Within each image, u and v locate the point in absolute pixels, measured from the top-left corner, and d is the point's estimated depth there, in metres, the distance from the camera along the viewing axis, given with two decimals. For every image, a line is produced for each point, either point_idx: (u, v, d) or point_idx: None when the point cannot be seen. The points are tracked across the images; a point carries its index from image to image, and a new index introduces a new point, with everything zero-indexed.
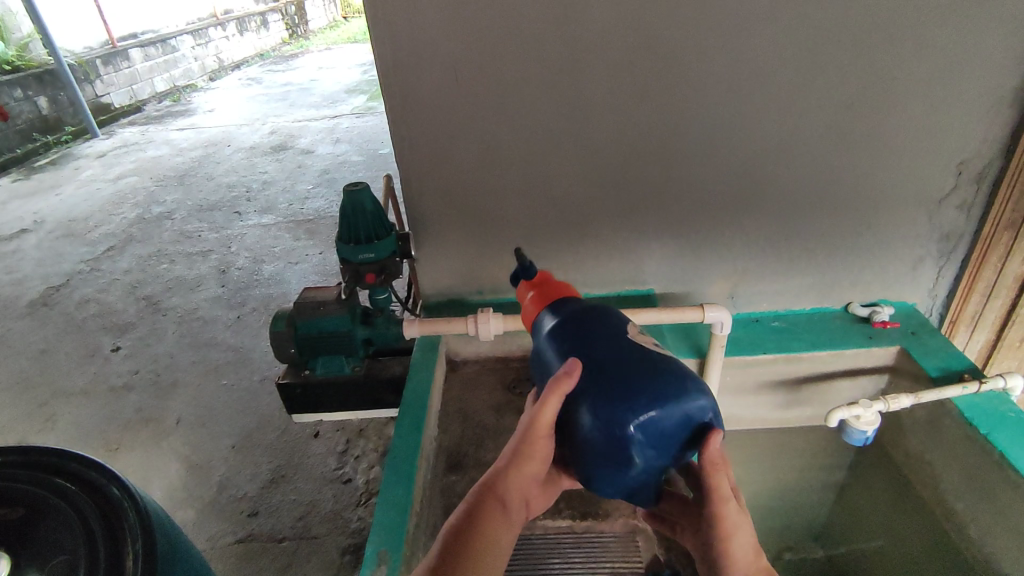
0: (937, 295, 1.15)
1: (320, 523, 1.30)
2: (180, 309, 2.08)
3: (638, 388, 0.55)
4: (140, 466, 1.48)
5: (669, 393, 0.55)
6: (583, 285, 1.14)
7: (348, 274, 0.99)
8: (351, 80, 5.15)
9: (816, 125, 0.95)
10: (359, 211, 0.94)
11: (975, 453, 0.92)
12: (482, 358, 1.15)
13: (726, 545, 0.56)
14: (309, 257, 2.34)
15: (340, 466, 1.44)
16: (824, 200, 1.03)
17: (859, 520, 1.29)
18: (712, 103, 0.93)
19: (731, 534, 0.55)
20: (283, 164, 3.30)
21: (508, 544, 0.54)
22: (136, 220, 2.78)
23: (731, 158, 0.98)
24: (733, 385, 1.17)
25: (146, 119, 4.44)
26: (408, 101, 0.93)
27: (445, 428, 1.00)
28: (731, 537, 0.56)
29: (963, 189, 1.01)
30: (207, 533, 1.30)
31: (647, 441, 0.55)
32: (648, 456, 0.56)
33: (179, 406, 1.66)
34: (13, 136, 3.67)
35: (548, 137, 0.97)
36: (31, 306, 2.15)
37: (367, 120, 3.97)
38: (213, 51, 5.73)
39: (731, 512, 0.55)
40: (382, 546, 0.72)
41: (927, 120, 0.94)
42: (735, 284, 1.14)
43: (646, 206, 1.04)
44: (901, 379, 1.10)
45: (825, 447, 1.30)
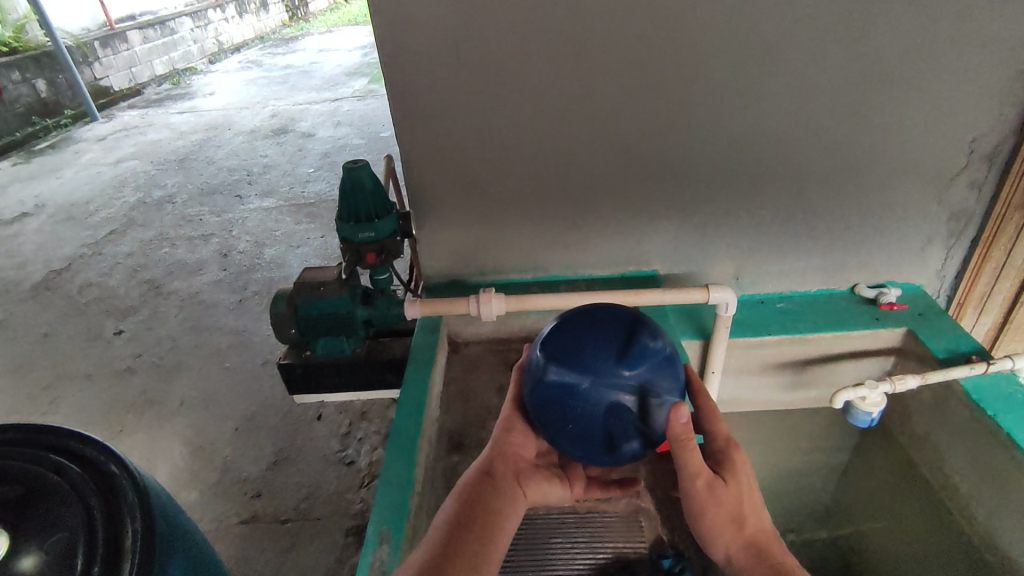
0: (945, 277, 1.14)
1: (323, 505, 1.30)
2: (181, 293, 2.07)
3: (559, 318, 0.64)
4: (144, 449, 1.48)
5: (584, 312, 0.64)
6: (588, 266, 1.13)
7: (348, 254, 0.97)
8: (351, 62, 5.10)
9: (824, 102, 0.93)
10: (359, 190, 0.93)
11: (981, 435, 0.91)
12: (483, 339, 1.14)
13: (698, 519, 0.59)
14: (311, 240, 2.33)
15: (342, 448, 1.44)
16: (833, 179, 1.01)
17: (863, 502, 1.29)
18: (718, 79, 0.91)
19: (703, 514, 0.58)
20: (284, 147, 3.27)
21: (493, 498, 0.58)
22: (136, 204, 2.76)
23: (738, 135, 0.96)
24: (737, 368, 1.16)
25: (146, 102, 4.41)
26: (409, 78, 0.91)
27: (447, 409, 1.00)
28: (703, 513, 0.58)
29: (974, 168, 0.99)
30: (211, 514, 1.30)
31: (566, 348, 0.61)
32: (571, 367, 0.60)
33: (182, 388, 1.66)
34: (12, 119, 3.64)
35: (550, 114, 0.95)
36: (33, 290, 2.15)
37: (368, 103, 3.94)
38: (213, 34, 5.67)
39: (699, 491, 0.57)
40: (383, 526, 0.72)
41: (939, 96, 0.92)
42: (741, 265, 1.12)
43: (651, 186, 1.02)
44: (908, 361, 1.09)
45: (828, 429, 1.29)
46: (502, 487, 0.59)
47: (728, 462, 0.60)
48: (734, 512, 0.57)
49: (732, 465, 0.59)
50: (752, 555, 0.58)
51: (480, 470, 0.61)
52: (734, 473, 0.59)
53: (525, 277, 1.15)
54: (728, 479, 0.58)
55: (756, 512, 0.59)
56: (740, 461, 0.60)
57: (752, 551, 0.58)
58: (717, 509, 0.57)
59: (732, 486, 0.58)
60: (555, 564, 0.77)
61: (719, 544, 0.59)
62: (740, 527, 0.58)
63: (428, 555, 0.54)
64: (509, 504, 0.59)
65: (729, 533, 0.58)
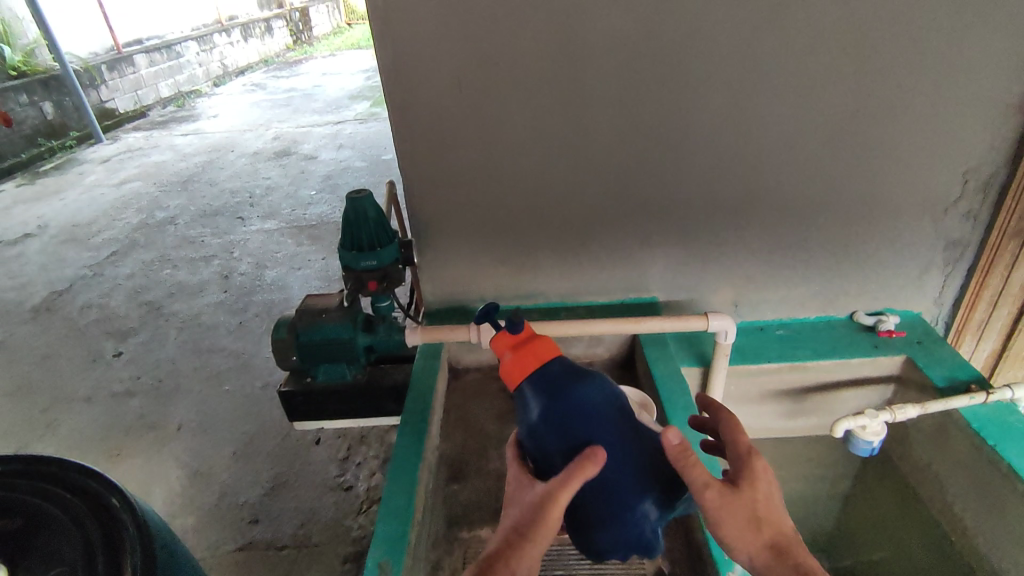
0: (942, 304, 1.14)
1: (321, 531, 1.29)
2: (182, 314, 2.07)
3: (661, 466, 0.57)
4: (141, 473, 1.47)
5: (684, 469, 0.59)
6: (588, 292, 1.14)
7: (350, 281, 0.98)
8: (353, 86, 5.17)
9: (821, 133, 0.95)
10: (362, 219, 0.94)
11: (981, 464, 0.91)
12: (484, 366, 1.14)
13: (716, 528, 0.54)
14: (312, 263, 2.34)
15: (341, 473, 1.43)
16: (829, 207, 1.02)
17: (866, 531, 1.28)
18: (715, 111, 0.93)
19: (717, 521, 0.53)
20: (286, 170, 3.30)
21: None
22: (138, 225, 2.78)
23: (736, 165, 0.98)
24: (737, 395, 1.16)
25: (151, 124, 4.46)
26: (412, 110, 0.93)
27: (447, 437, 1.00)
28: (716, 523, 0.53)
29: (969, 198, 1.01)
30: (208, 540, 1.29)
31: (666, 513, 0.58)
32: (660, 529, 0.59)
33: (180, 412, 1.65)
34: (18, 141, 3.68)
35: (551, 143, 0.96)
36: (33, 311, 2.16)
37: (370, 126, 3.99)
38: (218, 57, 5.77)
39: (709, 497, 0.53)
40: (382, 557, 0.71)
41: (932, 127, 0.94)
42: (739, 292, 1.13)
43: (650, 214, 1.04)
44: (907, 389, 1.09)
45: (829, 456, 1.29)
46: None
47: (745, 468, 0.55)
48: (750, 518, 0.53)
49: (748, 469, 0.55)
50: (771, 557, 0.53)
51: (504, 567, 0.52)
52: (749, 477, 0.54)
53: (525, 303, 1.15)
54: (741, 485, 0.54)
55: (775, 514, 0.54)
56: (755, 464, 0.55)
57: (771, 553, 0.53)
58: (730, 516, 0.53)
59: (745, 491, 0.53)
60: None
61: (738, 547, 0.54)
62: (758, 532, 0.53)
63: None
64: None
65: (748, 539, 0.53)
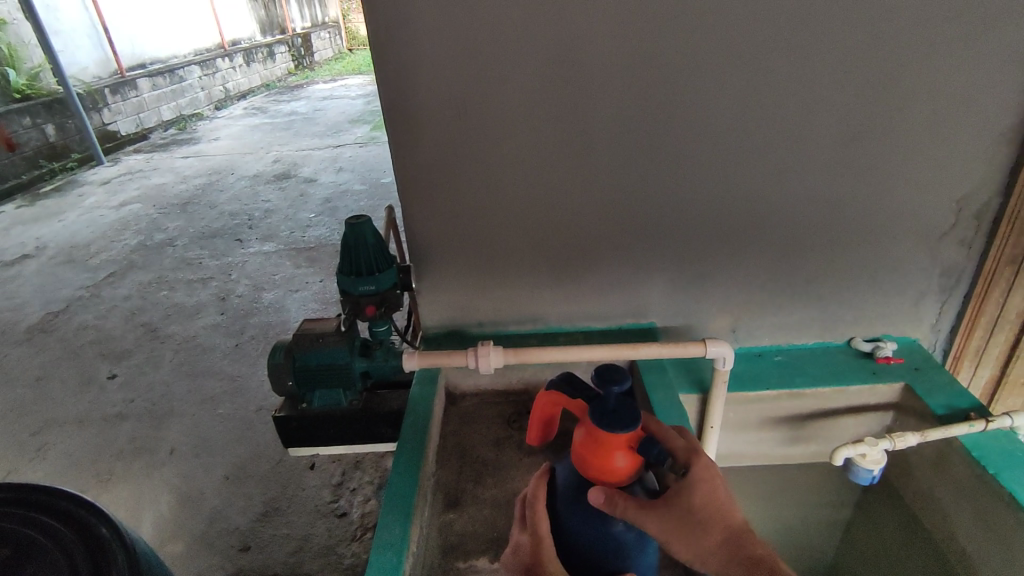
0: (940, 332, 1.15)
1: (313, 559, 1.27)
2: (178, 337, 2.06)
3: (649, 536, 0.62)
4: (132, 498, 1.45)
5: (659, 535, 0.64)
6: (585, 318, 1.14)
7: (348, 306, 0.98)
8: (354, 111, 5.22)
9: (815, 161, 0.96)
10: (361, 243, 0.94)
11: (983, 493, 0.90)
12: (481, 392, 1.14)
13: (671, 546, 0.56)
14: (310, 285, 2.34)
15: (335, 499, 1.41)
16: (826, 235, 1.03)
17: (868, 560, 1.26)
18: (711, 138, 0.94)
19: (667, 539, 0.56)
20: (286, 193, 3.32)
21: None
22: (137, 247, 2.78)
23: (733, 193, 0.99)
24: (736, 421, 1.15)
25: (152, 147, 4.50)
26: (413, 137, 0.94)
27: (443, 464, 0.99)
28: (668, 541, 0.56)
29: (964, 226, 1.02)
30: (196, 568, 1.27)
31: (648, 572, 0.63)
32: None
33: (174, 435, 1.64)
34: (19, 162, 3.70)
35: (550, 171, 0.97)
36: (28, 332, 2.14)
37: (370, 149, 4.03)
38: (220, 82, 5.83)
39: (649, 520, 0.56)
40: None
41: (926, 157, 0.95)
42: (737, 318, 1.13)
43: (647, 241, 1.04)
44: (906, 417, 1.08)
45: (828, 483, 1.28)
46: None
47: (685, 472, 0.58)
48: (693, 524, 0.55)
49: (685, 473, 0.57)
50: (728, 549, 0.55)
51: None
52: (687, 483, 0.57)
53: (523, 328, 1.15)
54: (677, 494, 0.56)
55: (721, 511, 0.56)
56: (693, 466, 0.58)
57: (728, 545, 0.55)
58: (675, 529, 0.55)
59: (683, 500, 0.56)
60: None
61: (696, 554, 0.56)
62: (706, 534, 0.55)
63: None
64: None
65: (702, 544, 0.55)
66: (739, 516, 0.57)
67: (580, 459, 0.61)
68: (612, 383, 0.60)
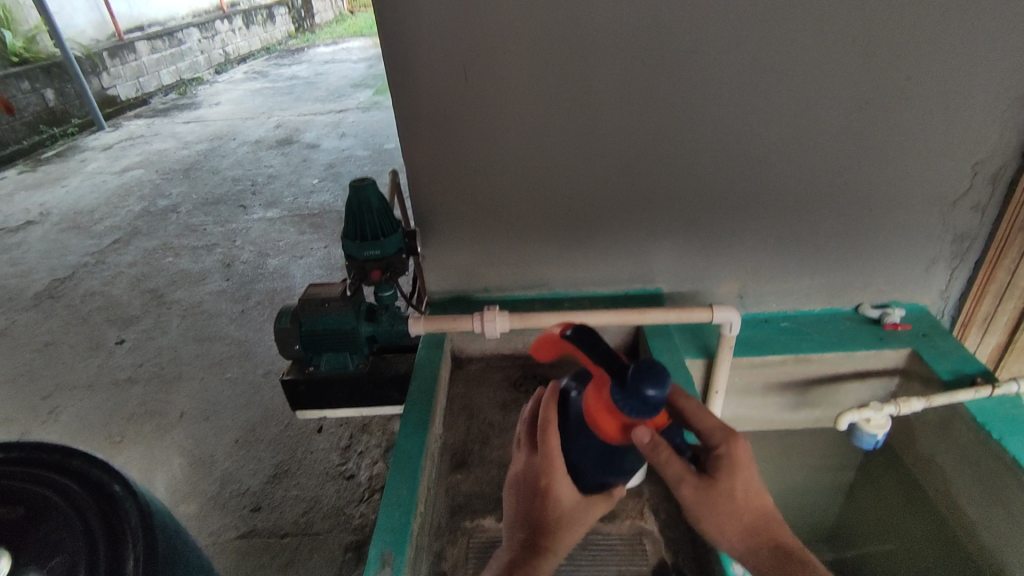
0: (948, 298, 1.14)
1: (322, 520, 1.30)
2: (184, 303, 2.07)
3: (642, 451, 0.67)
4: (144, 460, 1.48)
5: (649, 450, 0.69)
6: (591, 283, 1.13)
7: (353, 270, 0.98)
8: (356, 74, 5.12)
9: (830, 122, 0.93)
10: (365, 207, 0.93)
11: (987, 458, 0.90)
12: (487, 356, 1.14)
13: (702, 519, 0.60)
14: (314, 252, 2.34)
15: (343, 461, 1.43)
16: (837, 199, 1.01)
17: (867, 522, 1.28)
18: (723, 100, 0.91)
19: (701, 512, 0.59)
20: (288, 158, 3.29)
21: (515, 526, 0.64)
22: (140, 213, 2.78)
23: (745, 155, 0.97)
24: (741, 387, 1.16)
25: (153, 112, 4.44)
26: (416, 99, 0.91)
27: (450, 426, 1.00)
28: (700, 514, 0.59)
29: (978, 190, 1.00)
30: (210, 527, 1.30)
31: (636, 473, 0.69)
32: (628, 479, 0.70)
33: (183, 399, 1.66)
34: (19, 128, 3.67)
35: (557, 133, 0.95)
36: (36, 298, 2.15)
37: (372, 114, 3.97)
38: (219, 44, 5.72)
39: (689, 492, 0.58)
40: (386, 548, 0.71)
41: (943, 118, 0.93)
42: (744, 284, 1.13)
43: (655, 204, 1.03)
44: (911, 383, 1.08)
45: (831, 448, 1.29)
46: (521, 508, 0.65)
47: (726, 454, 0.60)
48: (732, 505, 0.58)
49: (728, 456, 0.59)
50: (759, 535, 0.59)
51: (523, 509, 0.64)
52: (730, 467, 0.59)
53: (528, 293, 1.15)
54: (719, 476, 0.59)
55: (756, 496, 0.60)
56: (735, 450, 0.60)
57: (759, 530, 0.59)
58: (711, 507, 0.58)
59: (726, 480, 0.58)
60: None
61: (724, 534, 0.60)
62: (739, 515, 0.59)
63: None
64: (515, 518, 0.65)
65: (731, 527, 0.59)
66: (769, 501, 0.61)
67: (594, 418, 0.61)
68: (650, 386, 0.54)
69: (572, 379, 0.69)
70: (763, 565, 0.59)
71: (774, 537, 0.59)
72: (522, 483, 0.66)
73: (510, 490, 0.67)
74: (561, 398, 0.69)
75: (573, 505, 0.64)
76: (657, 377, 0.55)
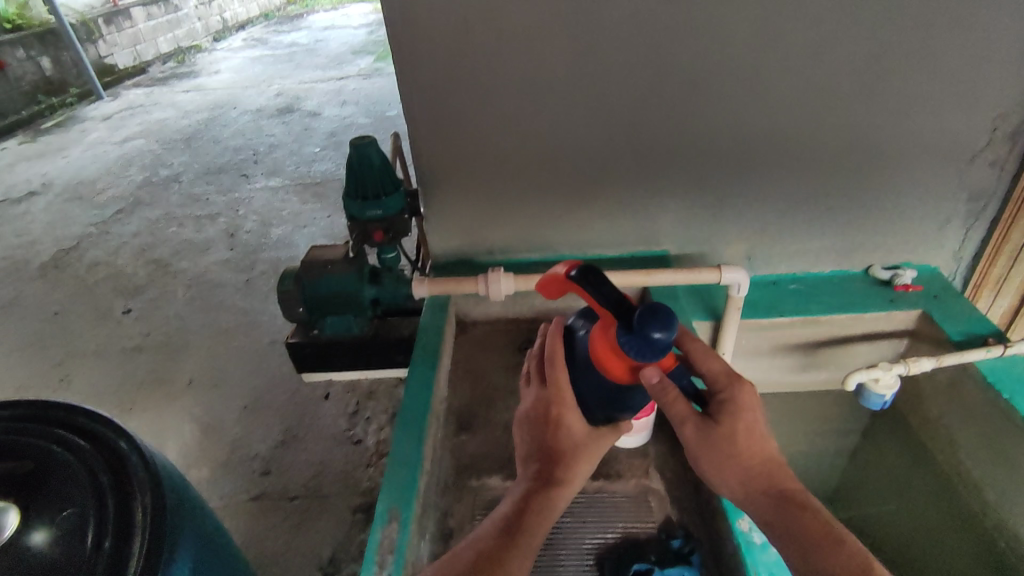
0: (961, 259, 1.12)
1: (331, 483, 1.31)
2: (189, 272, 2.07)
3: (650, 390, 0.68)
4: (154, 425, 1.50)
5: None
6: (597, 245, 1.12)
7: (356, 232, 0.96)
8: (357, 41, 5.02)
9: (845, 76, 0.90)
10: (367, 166, 0.92)
11: (996, 418, 0.89)
12: (492, 319, 1.14)
13: (702, 462, 0.61)
14: (318, 220, 2.32)
15: (351, 426, 1.44)
16: (850, 156, 0.99)
17: (871, 484, 1.28)
18: (734, 53, 0.88)
19: (700, 454, 0.60)
20: (290, 127, 3.25)
21: (527, 453, 0.64)
22: (143, 183, 2.76)
23: (755, 111, 0.94)
24: (748, 349, 1.15)
25: (152, 80, 4.38)
26: (416, 54, 0.88)
27: (456, 388, 1.00)
28: (699, 457, 0.60)
29: (997, 146, 0.97)
30: (221, 491, 1.32)
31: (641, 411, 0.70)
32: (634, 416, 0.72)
33: (190, 367, 1.67)
34: (17, 98, 3.63)
35: (561, 89, 0.92)
36: (42, 268, 2.16)
37: (374, 81, 3.90)
38: (217, 11, 5.61)
39: (689, 432, 0.60)
40: (392, 504, 0.72)
41: (963, 70, 0.89)
42: (753, 245, 1.11)
43: (662, 164, 1.00)
44: (921, 344, 1.07)
45: (838, 411, 1.28)
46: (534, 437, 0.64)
47: (729, 398, 0.60)
48: (732, 448, 0.59)
49: (731, 400, 0.60)
50: (763, 483, 0.59)
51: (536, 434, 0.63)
52: (733, 411, 0.59)
53: (534, 256, 1.14)
54: (720, 419, 0.59)
55: (760, 441, 0.59)
56: (740, 394, 0.60)
57: (762, 478, 0.59)
58: (712, 450, 0.59)
59: (727, 424, 0.59)
60: (563, 542, 0.75)
61: (724, 479, 0.60)
62: (740, 460, 0.59)
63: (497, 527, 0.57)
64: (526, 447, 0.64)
65: (731, 472, 0.59)
66: (774, 448, 0.60)
67: (603, 359, 0.62)
68: (656, 329, 0.55)
69: (577, 317, 0.69)
70: (764, 513, 0.58)
71: (778, 485, 0.59)
72: (530, 417, 0.65)
73: (519, 422, 0.66)
74: (566, 335, 0.69)
75: (584, 434, 0.63)
76: (665, 320, 0.56)
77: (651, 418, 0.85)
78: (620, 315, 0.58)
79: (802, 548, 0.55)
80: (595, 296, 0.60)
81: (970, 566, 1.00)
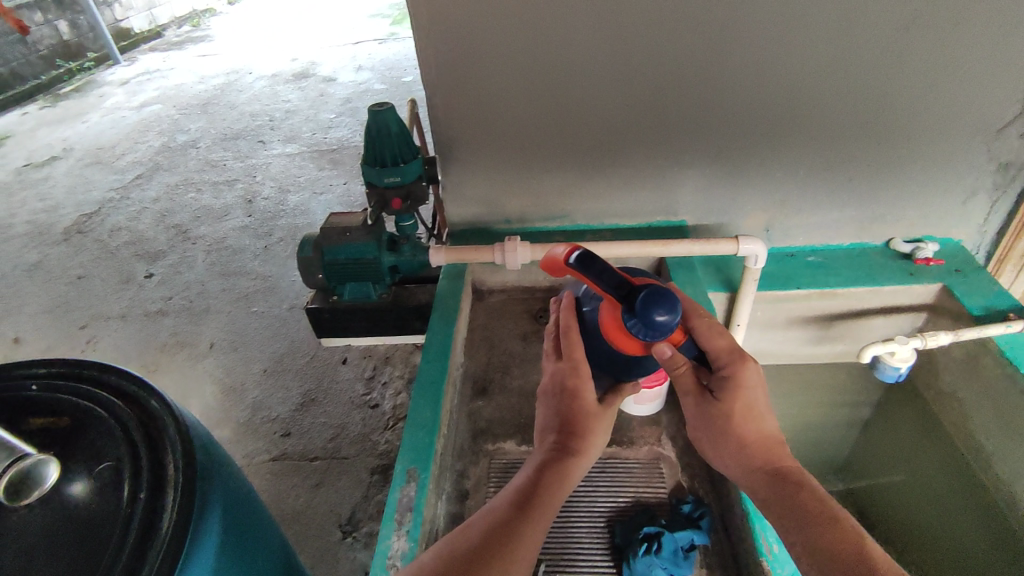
0: (986, 232, 1.10)
1: (349, 445, 1.35)
2: (208, 238, 2.10)
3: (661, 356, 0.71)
4: (178, 386, 1.54)
5: None
6: (614, 215, 1.11)
7: (374, 199, 0.97)
8: (371, 4, 4.94)
9: (874, 42, 0.87)
10: (384, 133, 0.92)
11: (1011, 393, 0.89)
12: (509, 288, 1.15)
13: (700, 434, 0.63)
14: (334, 187, 2.33)
15: (368, 391, 1.48)
16: (874, 127, 0.97)
17: (883, 457, 1.29)
18: (760, 17, 0.85)
19: (698, 425, 0.63)
20: (305, 92, 3.23)
21: (543, 422, 0.64)
22: (161, 148, 2.78)
23: (780, 78, 0.91)
24: (763, 321, 1.15)
25: (168, 45, 4.37)
26: (434, 20, 0.87)
27: (471, 355, 1.01)
28: (697, 427, 0.63)
29: None
30: (244, 450, 1.36)
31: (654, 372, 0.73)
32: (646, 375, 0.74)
33: (211, 330, 1.71)
34: (35, 62, 3.64)
35: (580, 56, 0.90)
36: (66, 233, 2.20)
37: (389, 46, 3.85)
38: None
39: (689, 405, 0.63)
40: (410, 465, 0.74)
41: (1002, 37, 0.86)
42: (772, 217, 1.10)
43: (681, 133, 0.99)
44: (940, 318, 1.06)
45: (852, 384, 1.29)
46: (551, 407, 0.64)
47: (730, 375, 0.60)
48: (728, 424, 0.60)
49: (731, 377, 0.60)
50: (760, 460, 0.59)
51: (554, 405, 0.64)
52: (732, 388, 0.60)
53: (550, 226, 1.14)
54: (719, 396, 0.60)
55: (758, 419, 0.60)
56: (741, 372, 0.60)
57: (759, 453, 0.60)
58: (710, 423, 0.61)
59: (725, 401, 0.60)
60: (576, 504, 0.77)
61: (721, 454, 0.62)
62: (738, 437, 0.60)
63: (512, 498, 0.58)
64: (543, 415, 0.64)
65: (727, 448, 0.61)
66: (772, 427, 0.61)
67: (613, 336, 0.64)
68: (659, 313, 0.58)
69: (586, 291, 0.71)
70: (760, 490, 0.59)
71: (775, 463, 0.59)
72: (547, 388, 0.65)
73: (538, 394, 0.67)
74: (576, 309, 0.70)
75: (599, 406, 0.64)
76: (667, 302, 0.58)
77: (662, 388, 0.86)
78: (622, 301, 0.59)
79: (796, 525, 0.55)
80: (595, 282, 0.60)
81: (978, 536, 1.02)
